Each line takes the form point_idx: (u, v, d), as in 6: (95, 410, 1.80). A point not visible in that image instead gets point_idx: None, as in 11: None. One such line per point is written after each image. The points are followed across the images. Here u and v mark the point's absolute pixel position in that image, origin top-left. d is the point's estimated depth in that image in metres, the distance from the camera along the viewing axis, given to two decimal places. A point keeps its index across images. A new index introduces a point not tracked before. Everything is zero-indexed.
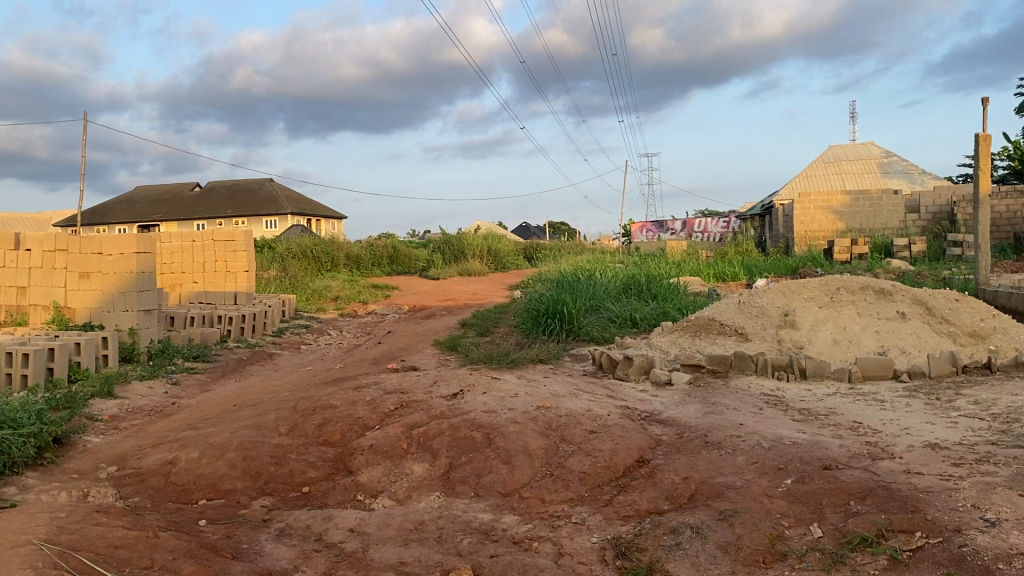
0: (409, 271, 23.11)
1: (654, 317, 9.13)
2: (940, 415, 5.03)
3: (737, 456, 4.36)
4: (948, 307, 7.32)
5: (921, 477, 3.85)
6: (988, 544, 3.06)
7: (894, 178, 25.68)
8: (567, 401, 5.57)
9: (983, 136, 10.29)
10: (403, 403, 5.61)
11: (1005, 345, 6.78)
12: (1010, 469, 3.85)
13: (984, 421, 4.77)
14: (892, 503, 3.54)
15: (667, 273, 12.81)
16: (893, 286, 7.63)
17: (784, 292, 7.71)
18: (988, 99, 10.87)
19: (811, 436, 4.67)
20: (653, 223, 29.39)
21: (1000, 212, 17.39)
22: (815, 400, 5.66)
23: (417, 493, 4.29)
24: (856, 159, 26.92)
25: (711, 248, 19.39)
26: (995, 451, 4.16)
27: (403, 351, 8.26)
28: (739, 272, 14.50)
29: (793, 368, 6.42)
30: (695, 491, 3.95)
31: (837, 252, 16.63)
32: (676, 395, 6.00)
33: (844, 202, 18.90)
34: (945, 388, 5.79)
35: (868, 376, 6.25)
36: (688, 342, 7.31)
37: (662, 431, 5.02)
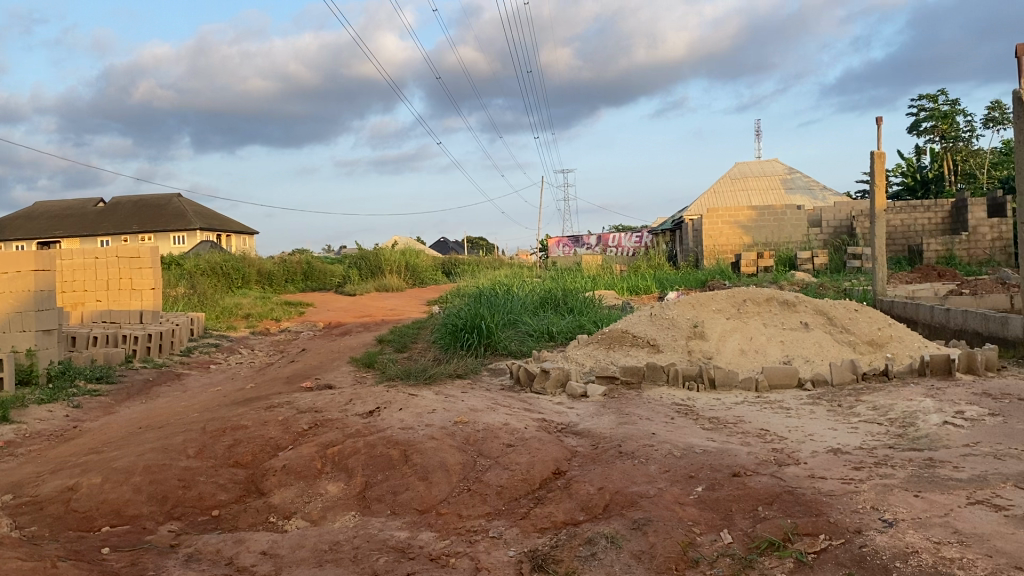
0: (324, 287, 22.76)
1: (570, 331, 9.22)
2: (841, 421, 5.22)
3: (650, 465, 4.45)
4: (847, 317, 7.62)
5: (824, 481, 3.99)
6: (885, 544, 3.20)
7: (797, 194, 26.65)
8: (484, 415, 5.57)
9: (878, 154, 10.79)
10: (317, 422, 5.52)
11: (900, 353, 7.09)
12: (906, 471, 4.04)
13: (882, 426, 4.99)
14: (797, 508, 3.67)
15: (583, 287, 12.99)
16: (797, 298, 7.91)
17: (693, 304, 7.92)
18: (881, 119, 11.40)
19: (720, 444, 4.80)
20: (570, 238, 29.85)
21: (895, 226, 18.21)
22: (724, 409, 5.81)
23: (332, 513, 4.22)
24: (762, 175, 27.88)
25: (625, 262, 19.72)
26: (892, 454, 4.36)
27: (317, 369, 8.13)
28: (651, 285, 14.83)
29: (702, 378, 6.58)
30: (609, 501, 4.01)
31: (745, 265, 17.15)
32: (591, 407, 6.08)
33: (750, 217, 19.44)
34: (847, 395, 6.02)
35: (774, 385, 6.45)
36: (603, 354, 7.42)
37: (578, 442, 5.07)
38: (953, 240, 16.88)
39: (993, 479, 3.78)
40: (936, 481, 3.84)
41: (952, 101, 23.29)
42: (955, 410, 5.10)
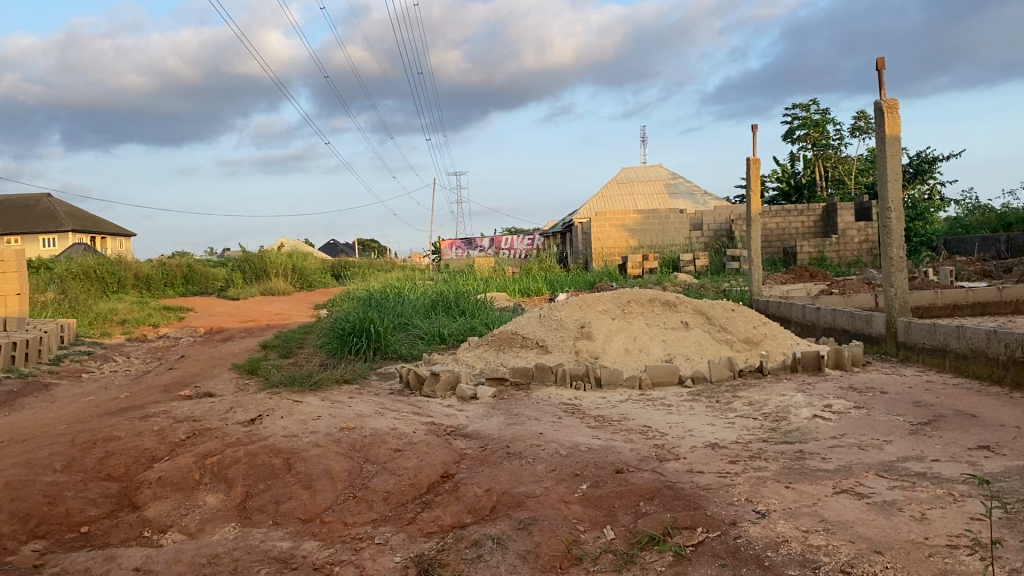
0: (206, 291, 21.99)
1: (460, 333, 9.21)
2: (720, 416, 5.42)
3: (536, 465, 4.50)
4: (725, 316, 7.91)
5: (702, 475, 4.13)
6: (758, 535, 3.33)
7: (681, 198, 27.49)
8: (371, 420, 5.50)
9: (753, 159, 11.26)
10: (196, 432, 5.33)
11: (774, 350, 7.41)
12: (778, 463, 4.22)
13: (757, 420, 5.20)
14: (677, 502, 3.78)
15: (474, 289, 13.04)
16: (678, 298, 8.15)
17: (581, 305, 8.04)
18: (756, 127, 11.88)
19: (605, 441, 4.90)
20: (462, 240, 29.91)
21: (771, 229, 19.00)
22: (609, 408, 5.93)
23: (211, 525, 4.07)
24: (647, 180, 28.65)
25: (516, 264, 19.91)
26: (766, 447, 4.55)
27: (197, 376, 7.84)
28: (542, 287, 15.01)
29: (589, 377, 6.69)
30: (496, 502, 4.02)
31: (631, 267, 17.57)
32: (480, 409, 6.09)
33: (636, 220, 19.88)
34: (725, 391, 6.25)
35: (657, 382, 6.63)
36: (492, 356, 7.45)
37: (466, 445, 5.08)
38: (823, 242, 17.79)
39: (856, 469, 4.00)
40: (806, 472, 4.03)
41: (823, 110, 24.47)
42: (824, 404, 5.36)
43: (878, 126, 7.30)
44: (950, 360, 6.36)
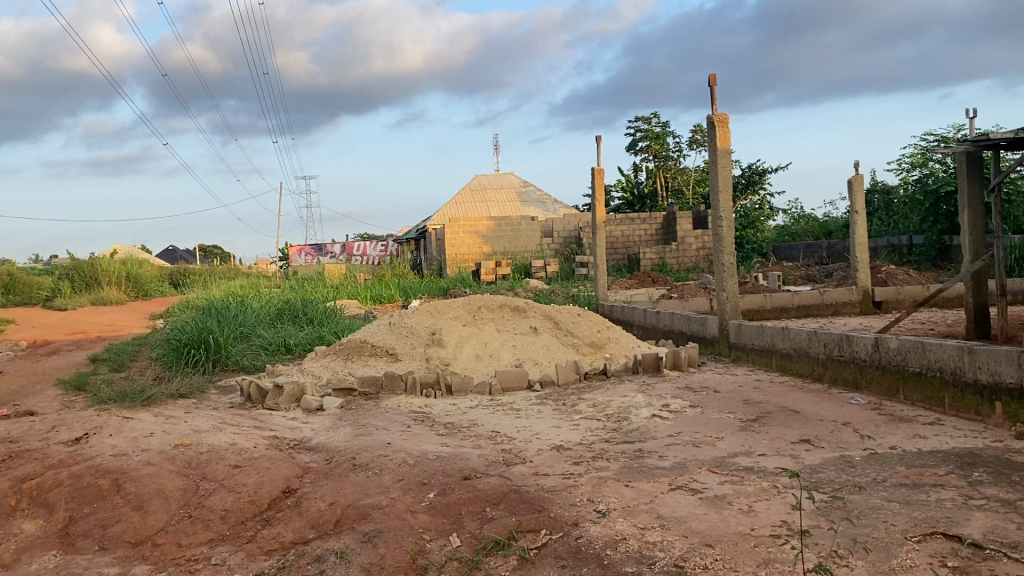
0: (29, 301, 20.41)
1: (307, 343, 8.98)
2: (565, 418, 5.54)
3: (382, 475, 4.44)
4: (571, 320, 8.10)
5: (547, 477, 4.21)
6: (599, 534, 3.41)
7: (532, 206, 27.98)
8: (209, 436, 5.27)
9: (598, 169, 11.61)
10: (12, 454, 4.93)
11: (618, 353, 7.66)
12: (619, 463, 4.36)
13: (600, 421, 5.36)
14: (522, 506, 3.82)
15: (323, 297, 12.77)
16: (527, 304, 8.28)
17: (430, 312, 8.02)
18: (600, 137, 12.24)
19: (453, 448, 4.90)
20: (312, 246, 29.25)
21: (617, 236, 19.65)
22: (458, 414, 5.94)
23: (28, 554, 3.77)
24: (498, 188, 28.99)
25: (368, 271, 19.66)
26: (608, 447, 4.68)
27: (16, 394, 7.26)
28: (394, 294, 14.88)
29: (439, 385, 6.67)
30: (340, 515, 3.94)
31: (484, 273, 17.73)
32: (326, 420, 5.95)
33: (489, 227, 20.03)
34: (571, 394, 6.40)
35: (506, 388, 6.70)
36: (340, 365, 7.31)
37: (311, 458, 4.95)
38: (664, 249, 18.59)
39: (691, 465, 4.18)
40: (644, 470, 4.17)
41: (664, 123, 25.51)
42: (662, 404, 5.59)
43: (710, 139, 7.67)
44: (777, 359, 6.78)
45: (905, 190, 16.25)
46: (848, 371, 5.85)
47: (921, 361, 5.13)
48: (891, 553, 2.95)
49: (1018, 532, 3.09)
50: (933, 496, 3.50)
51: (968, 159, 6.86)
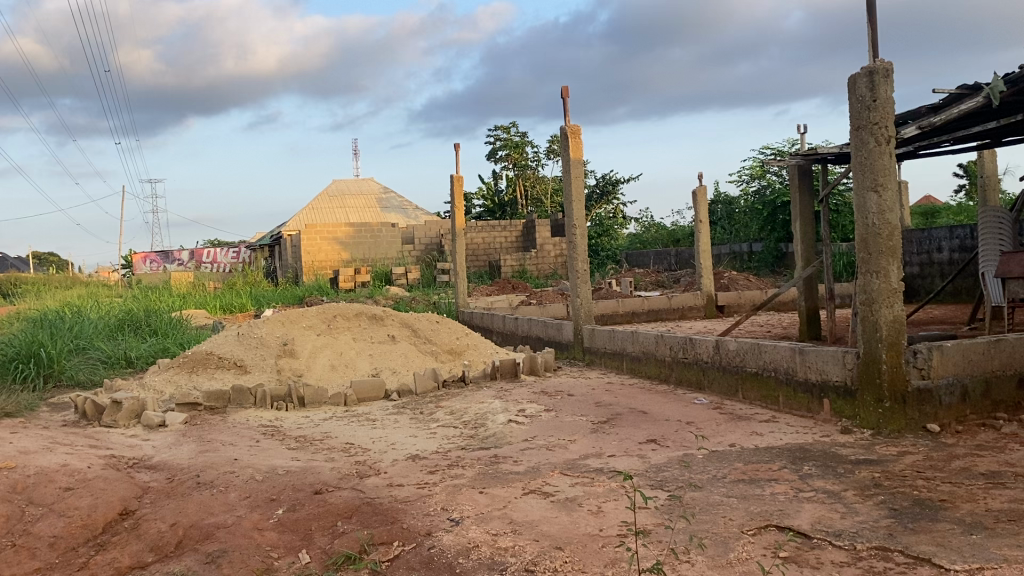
0: None
1: (151, 355, 8.55)
2: (422, 427, 5.51)
3: (229, 493, 4.27)
4: (430, 328, 8.07)
5: (401, 488, 4.16)
6: (451, 543, 3.39)
7: (392, 212, 27.74)
8: (37, 458, 4.90)
9: (456, 176, 11.63)
10: None
11: (476, 360, 7.69)
12: (474, 470, 4.37)
13: (457, 429, 5.35)
14: (374, 518, 3.76)
15: (169, 306, 12.19)
16: (384, 312, 8.19)
17: (283, 321, 7.78)
18: (457, 145, 12.28)
19: (304, 463, 4.77)
20: (158, 253, 27.88)
21: (477, 243, 19.77)
22: (311, 427, 5.79)
23: None
24: (357, 194, 28.59)
25: (220, 278, 18.92)
26: (463, 455, 4.69)
27: None
28: (247, 303, 14.39)
29: (291, 397, 6.49)
30: (182, 537, 3.76)
31: (342, 280, 17.42)
32: (170, 437, 5.67)
33: (347, 234, 19.69)
34: (428, 402, 6.37)
35: (362, 398, 6.60)
36: (184, 379, 6.98)
37: (151, 477, 4.70)
38: (524, 256, 18.87)
39: (544, 469, 4.24)
40: (498, 476, 4.20)
41: (521, 132, 25.88)
42: (518, 409, 5.65)
43: (563, 149, 7.83)
44: (627, 362, 7.00)
45: (746, 200, 17.16)
46: (693, 372, 6.10)
47: (757, 362, 5.42)
48: (729, 546, 3.08)
49: (842, 521, 3.30)
50: (767, 490, 3.69)
51: (799, 172, 7.31)
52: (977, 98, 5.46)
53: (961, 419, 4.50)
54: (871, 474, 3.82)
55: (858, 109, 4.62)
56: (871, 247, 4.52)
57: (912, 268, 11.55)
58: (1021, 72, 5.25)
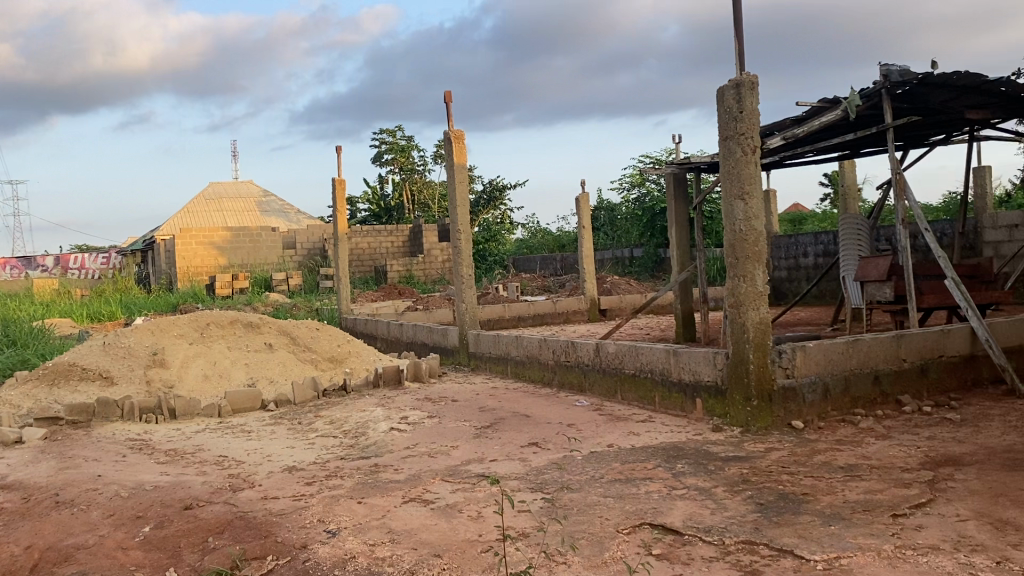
0: None
1: (7, 368, 8.04)
2: (300, 438, 5.38)
3: (91, 511, 4.04)
4: (309, 336, 7.90)
5: (276, 500, 4.05)
6: (327, 555, 3.32)
7: (272, 216, 27.06)
8: None
9: (338, 181, 11.45)
10: None
11: (357, 367, 7.58)
12: (353, 479, 4.29)
13: (337, 438, 5.26)
14: (247, 533, 3.64)
15: (28, 315, 11.49)
16: (261, 320, 7.97)
17: (152, 330, 7.46)
18: (340, 149, 12.08)
19: (174, 477, 4.58)
20: (18, 259, 26.25)
21: (362, 248, 19.51)
22: (182, 440, 5.56)
23: None
24: (236, 197, 27.75)
25: (87, 285, 17.97)
26: (342, 465, 4.60)
27: None
28: (116, 311, 13.71)
29: (161, 409, 6.22)
30: (38, 560, 3.53)
31: (220, 287, 16.85)
32: (26, 455, 5.33)
33: (225, 238, 19.07)
34: (307, 412, 6.23)
35: (237, 409, 6.39)
36: (44, 393, 6.59)
37: (4, 498, 4.40)
38: (410, 261, 18.76)
39: (425, 477, 4.21)
40: (377, 485, 4.14)
41: (407, 137, 25.70)
42: (399, 416, 5.60)
43: (447, 154, 7.81)
44: (511, 367, 7.05)
45: (628, 207, 17.58)
46: (574, 375, 6.20)
47: (634, 364, 5.56)
48: (604, 546, 3.14)
49: (712, 517, 3.41)
50: (642, 489, 3.78)
51: (675, 180, 7.55)
52: (836, 111, 5.77)
53: (823, 415, 4.74)
54: (740, 470, 3.97)
55: (726, 120, 4.80)
56: (738, 252, 4.71)
57: (781, 272, 12.11)
58: (874, 87, 5.59)
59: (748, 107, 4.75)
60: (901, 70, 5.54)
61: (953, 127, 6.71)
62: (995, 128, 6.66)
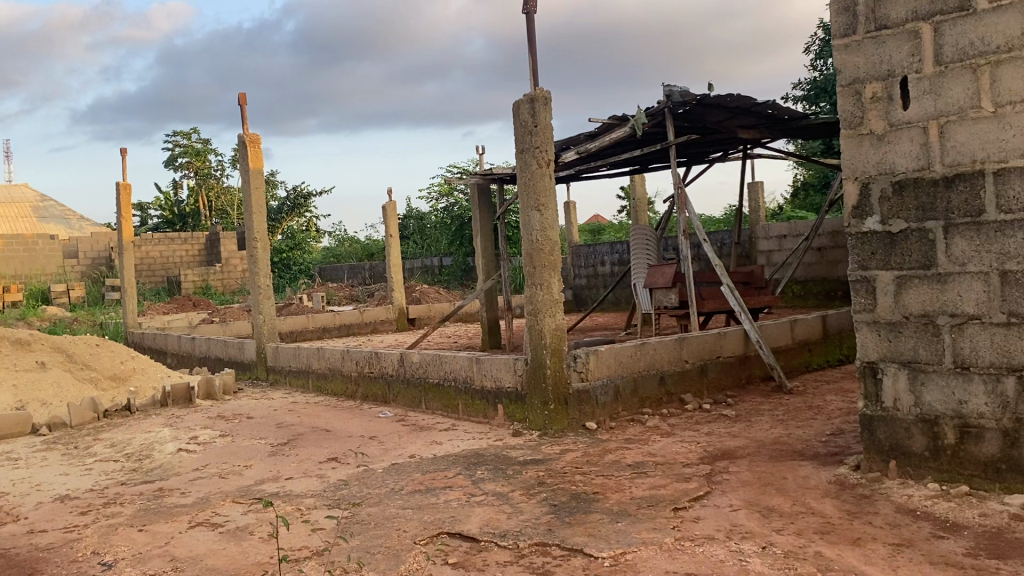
0: None
1: None
2: (76, 464, 4.97)
3: None
4: (88, 352, 7.34)
5: (45, 534, 3.71)
6: None
7: (52, 223, 24.94)
8: None
9: (123, 185, 10.73)
10: None
11: (144, 385, 7.12)
12: (135, 506, 4.02)
13: (118, 462, 4.90)
14: (8, 571, 3.30)
15: None
16: (31, 336, 7.31)
17: None
18: (125, 151, 11.33)
19: None
20: None
21: (154, 257, 18.39)
22: None
23: None
24: (8, 202, 25.37)
25: None
26: (123, 491, 4.30)
27: None
28: None
29: None
30: None
31: None
32: None
33: None
34: (85, 435, 5.78)
35: (2, 435, 5.81)
36: None
37: None
38: (208, 270, 17.91)
39: (215, 499, 4.01)
40: (161, 511, 3.90)
41: (204, 140, 24.50)
42: (189, 436, 5.31)
43: (242, 159, 7.52)
44: (312, 380, 6.87)
45: (435, 216, 17.69)
46: (377, 386, 6.14)
47: (438, 373, 5.58)
48: (400, 559, 3.11)
49: (508, 522, 3.47)
50: (440, 498, 3.79)
51: (479, 190, 7.68)
52: (625, 127, 6.09)
53: (615, 415, 4.96)
54: (536, 473, 4.07)
55: (522, 133, 4.93)
56: (535, 262, 4.85)
57: (582, 279, 12.61)
58: (658, 106, 5.96)
59: (543, 120, 4.90)
60: (681, 91, 5.93)
61: (729, 145, 7.25)
62: (765, 148, 7.26)
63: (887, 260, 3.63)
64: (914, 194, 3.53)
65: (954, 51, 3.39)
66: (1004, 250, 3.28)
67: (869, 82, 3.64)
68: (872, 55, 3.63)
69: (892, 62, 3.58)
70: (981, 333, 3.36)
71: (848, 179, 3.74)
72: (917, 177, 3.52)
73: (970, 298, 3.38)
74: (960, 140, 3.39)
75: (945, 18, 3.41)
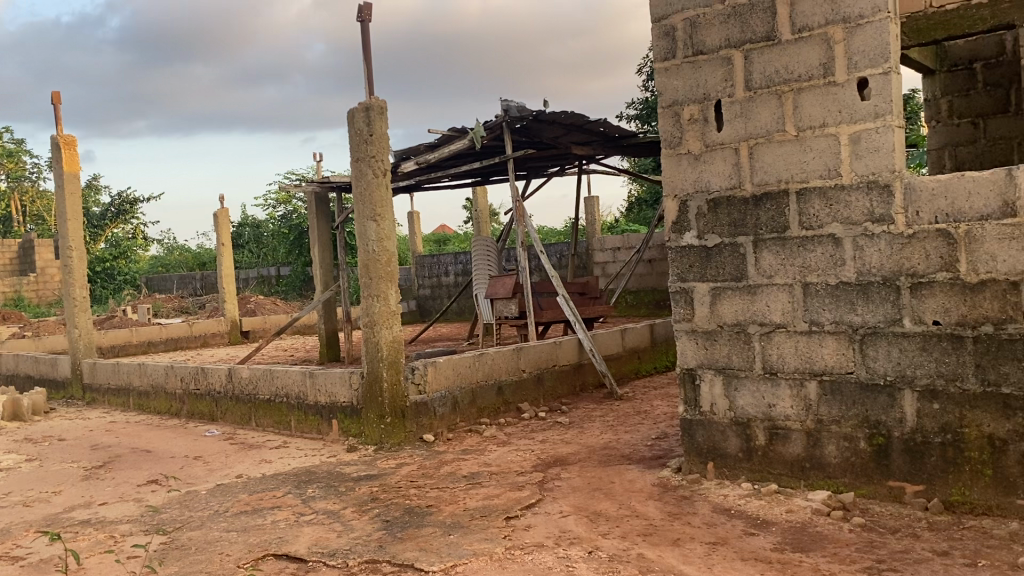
0: None
1: None
2: None
3: None
4: None
5: None
6: None
7: None
8: None
9: None
10: None
11: None
12: None
13: None
14: None
15: None
16: None
17: None
18: None
19: None
20: None
21: None
22: None
23: None
24: None
25: None
26: None
27: None
28: None
29: None
30: None
31: None
32: None
33: None
34: None
35: None
36: None
37: None
38: (20, 281, 16.60)
39: (17, 530, 3.71)
40: None
41: (16, 139, 22.70)
42: None
43: (55, 162, 7.03)
44: (133, 398, 6.50)
45: (273, 224, 17.18)
46: (204, 404, 5.88)
47: (269, 388, 5.41)
48: None
49: (337, 540, 3.41)
50: (268, 518, 3.67)
51: (316, 198, 7.52)
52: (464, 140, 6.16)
53: (451, 427, 4.97)
54: (369, 489, 4.01)
55: (357, 141, 4.86)
56: (371, 272, 4.79)
57: (425, 290, 12.59)
58: (496, 120, 6.04)
59: (378, 130, 4.86)
60: (518, 107, 6.06)
61: (565, 160, 7.46)
62: (599, 163, 7.52)
63: (703, 272, 3.83)
64: (726, 211, 3.75)
65: (761, 78, 3.63)
66: (806, 263, 3.53)
67: (687, 104, 3.85)
68: (689, 78, 3.84)
69: (706, 87, 3.79)
70: (786, 341, 3.60)
71: (668, 197, 3.93)
72: (730, 195, 3.74)
73: (776, 308, 3.62)
74: (766, 161, 3.64)
75: (753, 47, 3.65)
